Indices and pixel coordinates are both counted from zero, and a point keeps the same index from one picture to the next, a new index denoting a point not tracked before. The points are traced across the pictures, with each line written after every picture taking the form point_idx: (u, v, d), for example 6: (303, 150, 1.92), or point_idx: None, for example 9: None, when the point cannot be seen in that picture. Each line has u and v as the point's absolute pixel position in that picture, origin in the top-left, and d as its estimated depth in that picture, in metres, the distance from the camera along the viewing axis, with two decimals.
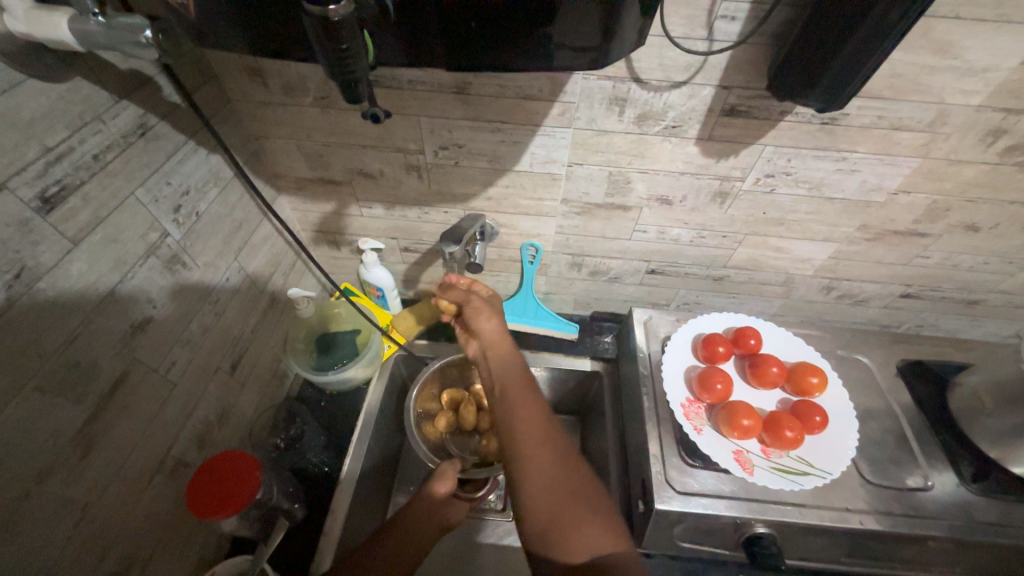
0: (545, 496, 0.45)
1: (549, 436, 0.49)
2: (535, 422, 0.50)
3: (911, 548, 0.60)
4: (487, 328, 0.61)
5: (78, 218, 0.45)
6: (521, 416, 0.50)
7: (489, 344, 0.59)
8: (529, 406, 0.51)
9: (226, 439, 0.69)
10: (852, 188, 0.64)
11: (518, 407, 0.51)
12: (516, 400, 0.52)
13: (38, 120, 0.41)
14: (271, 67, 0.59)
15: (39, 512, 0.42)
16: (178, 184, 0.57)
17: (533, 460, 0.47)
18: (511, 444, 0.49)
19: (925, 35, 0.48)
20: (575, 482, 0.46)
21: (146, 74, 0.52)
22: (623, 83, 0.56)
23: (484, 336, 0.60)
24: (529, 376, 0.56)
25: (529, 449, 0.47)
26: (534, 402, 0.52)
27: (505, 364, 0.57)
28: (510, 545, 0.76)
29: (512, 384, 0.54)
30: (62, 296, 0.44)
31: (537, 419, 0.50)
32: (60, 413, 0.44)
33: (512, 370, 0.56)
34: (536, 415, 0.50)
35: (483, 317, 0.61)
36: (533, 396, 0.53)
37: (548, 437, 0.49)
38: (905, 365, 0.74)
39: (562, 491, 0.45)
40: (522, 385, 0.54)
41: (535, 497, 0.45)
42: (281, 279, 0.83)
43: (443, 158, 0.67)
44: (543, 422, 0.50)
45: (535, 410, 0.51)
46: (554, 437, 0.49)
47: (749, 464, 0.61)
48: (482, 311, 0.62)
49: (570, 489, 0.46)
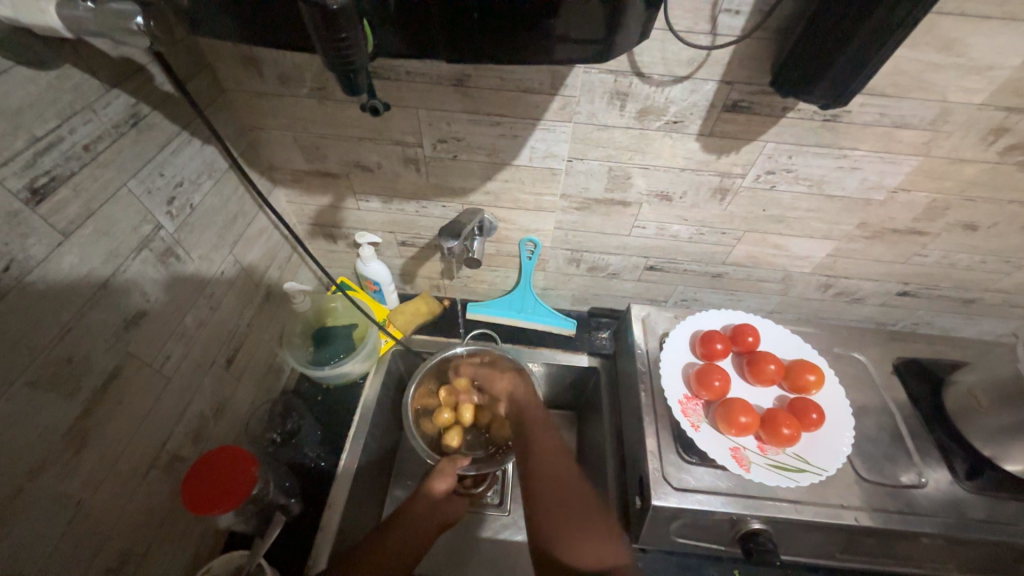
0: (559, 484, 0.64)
1: (575, 519, 0.61)
2: (558, 495, 0.63)
3: (904, 545, 0.61)
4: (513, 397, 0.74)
5: (69, 210, 0.44)
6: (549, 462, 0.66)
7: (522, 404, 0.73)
8: (550, 458, 0.66)
9: (222, 433, 0.68)
10: (853, 186, 0.64)
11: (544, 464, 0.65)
12: (545, 458, 0.66)
13: (26, 109, 0.40)
14: (267, 57, 0.58)
15: (31, 509, 0.42)
16: (171, 176, 0.56)
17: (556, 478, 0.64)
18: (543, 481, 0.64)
19: (930, 31, 0.47)
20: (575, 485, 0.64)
21: (139, 63, 0.51)
22: (625, 77, 0.55)
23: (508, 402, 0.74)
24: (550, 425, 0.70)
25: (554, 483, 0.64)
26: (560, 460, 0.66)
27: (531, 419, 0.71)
28: (507, 539, 0.76)
29: (537, 443, 0.68)
30: (53, 289, 0.43)
31: (568, 494, 0.63)
32: (51, 408, 0.43)
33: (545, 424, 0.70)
34: (556, 479, 0.64)
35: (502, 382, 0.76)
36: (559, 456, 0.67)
37: (573, 523, 0.60)
38: (900, 363, 0.75)
39: (573, 496, 0.63)
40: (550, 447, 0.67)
41: (550, 521, 0.61)
42: (277, 272, 0.82)
43: (442, 151, 0.67)
44: (574, 491, 0.63)
45: (559, 475, 0.65)
46: (583, 508, 0.62)
47: (746, 461, 0.62)
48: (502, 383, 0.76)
49: (578, 495, 0.63)
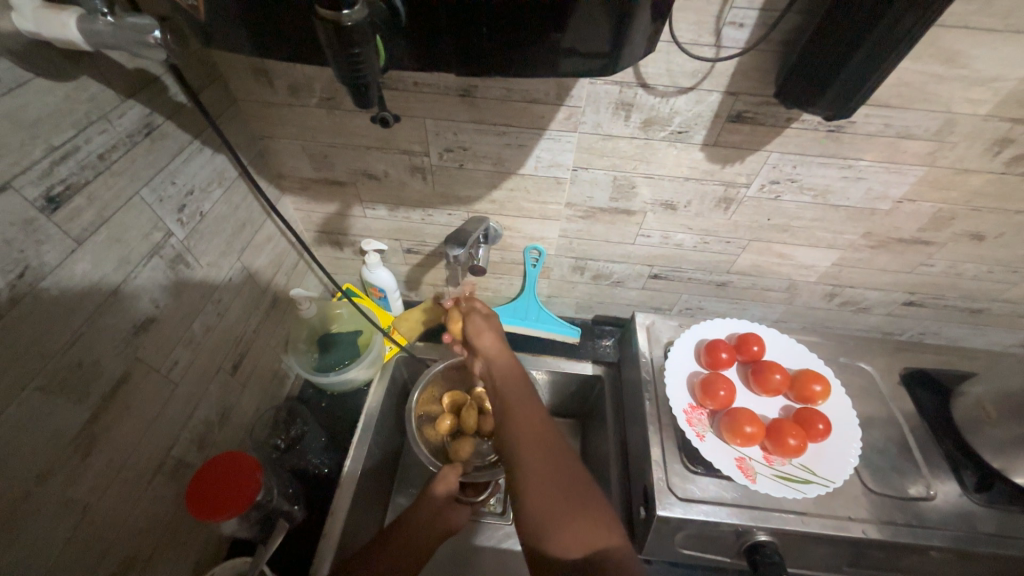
0: (536, 449, 0.51)
1: (562, 501, 0.48)
2: (539, 462, 0.50)
3: (913, 558, 0.60)
4: (489, 346, 0.64)
5: (83, 218, 0.45)
6: (524, 418, 0.54)
7: (495, 358, 0.63)
8: (528, 416, 0.54)
9: (226, 439, 0.68)
10: (857, 196, 0.64)
11: (519, 421, 0.54)
12: (521, 413, 0.54)
13: (45, 119, 0.41)
14: (278, 68, 0.59)
15: (38, 514, 0.42)
16: (182, 184, 0.57)
17: (534, 443, 0.52)
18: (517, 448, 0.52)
19: (933, 44, 0.48)
20: (559, 451, 0.52)
21: (153, 74, 0.52)
22: (630, 88, 0.55)
23: (488, 352, 0.63)
24: (530, 383, 0.59)
25: (534, 450, 0.51)
26: (539, 416, 0.55)
27: (509, 378, 0.60)
28: (510, 549, 0.75)
29: (513, 399, 0.56)
30: (66, 295, 0.44)
31: (553, 468, 0.50)
32: (61, 413, 0.44)
33: (516, 381, 0.59)
34: (535, 442, 0.52)
35: (484, 333, 0.64)
36: (539, 414, 0.55)
37: (559, 503, 0.48)
38: (907, 373, 0.74)
39: (557, 474, 0.50)
40: (527, 402, 0.56)
41: (530, 501, 0.48)
42: (284, 279, 0.82)
43: (448, 160, 0.67)
44: (559, 459, 0.51)
45: (540, 435, 0.52)
46: (571, 486, 0.49)
47: (751, 471, 0.61)
48: (483, 332, 0.65)
49: (563, 466, 0.50)
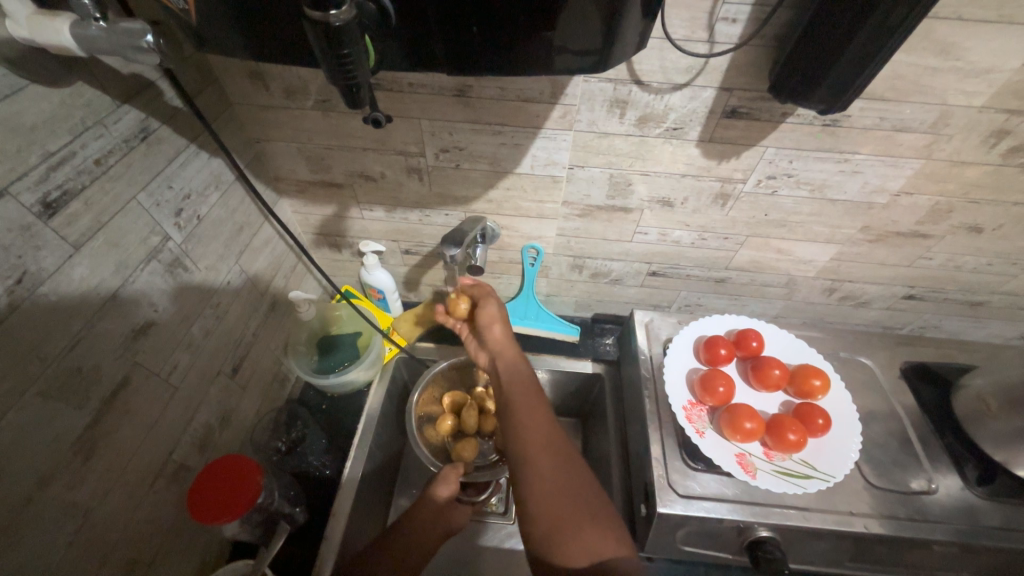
0: (542, 451, 0.51)
1: (571, 506, 0.48)
2: (549, 466, 0.50)
3: (916, 553, 0.60)
4: (495, 337, 0.64)
5: (80, 222, 0.46)
6: (531, 418, 0.54)
7: (501, 353, 0.63)
8: (537, 416, 0.54)
9: (227, 442, 0.69)
10: (854, 190, 0.64)
11: (529, 421, 0.54)
12: (528, 413, 0.54)
13: (41, 125, 0.42)
14: (272, 71, 0.59)
15: (41, 518, 0.42)
16: (179, 188, 0.57)
17: (542, 444, 0.52)
18: (522, 449, 0.52)
19: (927, 36, 0.48)
20: (565, 455, 0.52)
21: (148, 79, 0.52)
22: (624, 86, 0.55)
23: (494, 345, 0.64)
24: (537, 382, 0.59)
25: (541, 452, 0.51)
26: (545, 417, 0.55)
27: (516, 376, 0.59)
28: (512, 548, 0.76)
29: (521, 396, 0.56)
30: (64, 300, 0.44)
31: (562, 471, 0.50)
32: (61, 418, 0.44)
33: (522, 378, 0.59)
34: (546, 443, 0.52)
35: (492, 328, 0.65)
36: (545, 413, 0.55)
37: (569, 509, 0.48)
38: (907, 367, 0.74)
39: (563, 480, 0.50)
40: (533, 400, 0.56)
41: (536, 505, 0.48)
42: (282, 281, 0.83)
43: (444, 161, 0.67)
44: (567, 463, 0.51)
45: (548, 438, 0.52)
46: (578, 492, 0.50)
47: (752, 467, 0.61)
48: (491, 324, 0.65)
49: (569, 472, 0.51)
